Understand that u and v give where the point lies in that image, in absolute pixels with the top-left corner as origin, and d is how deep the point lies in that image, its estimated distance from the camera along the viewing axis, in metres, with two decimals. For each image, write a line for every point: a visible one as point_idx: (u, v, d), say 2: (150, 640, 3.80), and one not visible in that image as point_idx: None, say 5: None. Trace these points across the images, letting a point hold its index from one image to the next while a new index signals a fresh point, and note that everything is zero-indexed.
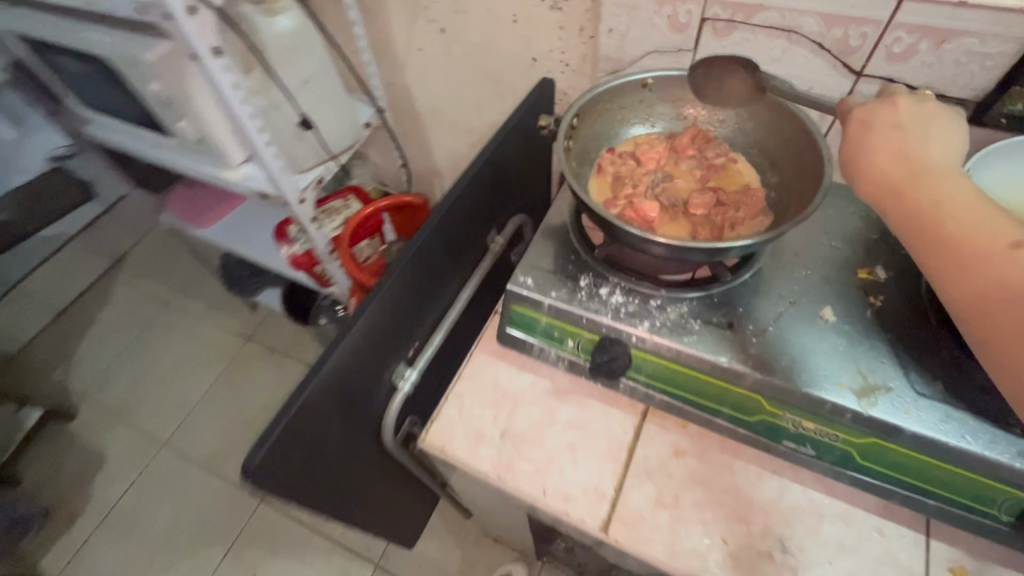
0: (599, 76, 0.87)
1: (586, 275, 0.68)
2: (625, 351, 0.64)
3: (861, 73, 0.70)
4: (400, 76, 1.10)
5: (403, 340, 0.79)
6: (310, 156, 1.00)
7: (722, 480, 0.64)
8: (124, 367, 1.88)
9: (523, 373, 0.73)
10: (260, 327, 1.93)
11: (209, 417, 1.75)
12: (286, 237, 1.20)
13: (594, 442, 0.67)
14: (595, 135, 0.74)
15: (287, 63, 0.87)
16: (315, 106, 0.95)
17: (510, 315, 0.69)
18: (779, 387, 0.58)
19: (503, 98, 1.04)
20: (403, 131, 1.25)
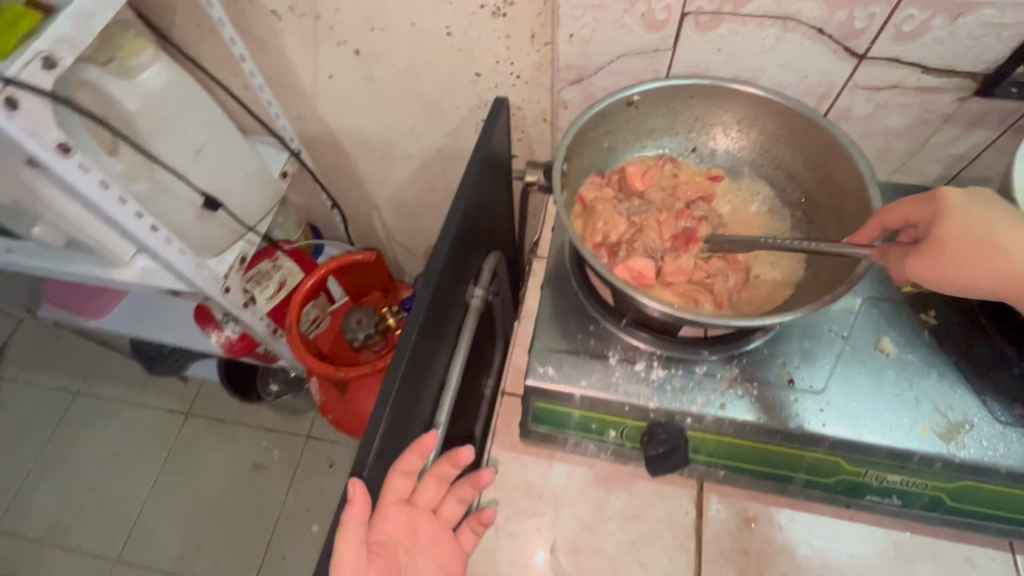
0: (561, 87, 0.74)
1: (614, 349, 0.58)
2: (684, 437, 0.54)
3: (865, 57, 0.62)
4: (311, 108, 0.91)
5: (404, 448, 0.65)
6: (223, 235, 0.80)
7: (801, 543, 0.58)
8: (41, 483, 1.58)
9: (556, 465, 0.63)
10: (198, 399, 1.68)
11: (162, 517, 1.52)
12: (212, 321, 0.99)
13: (656, 532, 0.59)
14: (584, 173, 0.63)
15: (168, 134, 0.67)
16: (217, 177, 0.74)
17: (534, 412, 0.59)
18: (859, 446, 0.52)
19: (443, 120, 0.88)
20: (325, 167, 1.05)
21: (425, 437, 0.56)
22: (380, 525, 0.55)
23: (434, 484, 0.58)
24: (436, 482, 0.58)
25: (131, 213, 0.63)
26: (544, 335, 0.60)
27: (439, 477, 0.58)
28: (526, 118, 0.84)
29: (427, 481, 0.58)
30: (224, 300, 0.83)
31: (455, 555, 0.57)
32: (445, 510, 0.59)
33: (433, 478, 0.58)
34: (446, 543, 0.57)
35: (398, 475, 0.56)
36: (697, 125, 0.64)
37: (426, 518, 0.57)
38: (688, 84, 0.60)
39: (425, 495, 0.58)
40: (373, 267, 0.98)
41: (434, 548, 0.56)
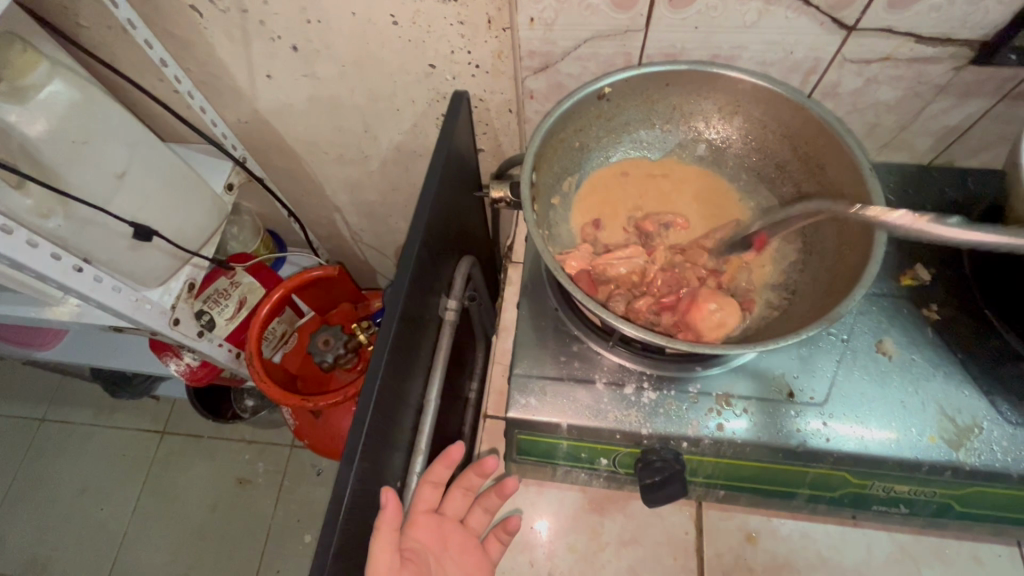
0: (525, 76, 0.67)
1: (601, 373, 0.54)
2: (681, 463, 0.51)
3: (854, 29, 0.56)
4: (253, 110, 0.82)
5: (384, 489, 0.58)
6: (166, 264, 0.73)
7: (806, 554, 0.55)
8: (14, 517, 1.51)
9: (546, 493, 0.59)
10: (172, 417, 1.61)
11: (148, 541, 1.47)
12: (169, 349, 0.91)
13: (655, 556, 0.56)
14: (554, 178, 0.56)
15: (83, 161, 0.59)
16: (147, 204, 0.66)
17: (519, 444, 0.54)
18: (867, 459, 0.48)
19: (400, 116, 0.80)
20: (277, 172, 0.97)
21: (450, 449, 0.56)
22: (412, 532, 0.55)
23: (461, 494, 0.57)
24: (463, 492, 0.57)
25: (46, 256, 0.57)
26: (524, 359, 0.55)
27: (466, 486, 0.57)
28: (489, 111, 0.77)
29: (454, 491, 0.57)
30: (175, 333, 0.76)
31: (484, 563, 0.55)
32: (472, 520, 0.57)
33: (459, 488, 0.57)
34: (473, 554, 0.55)
35: (426, 485, 0.55)
36: (675, 114, 0.58)
37: (454, 529, 0.56)
38: (664, 71, 0.54)
39: (452, 505, 0.58)
40: (339, 280, 0.92)
41: (463, 556, 0.54)
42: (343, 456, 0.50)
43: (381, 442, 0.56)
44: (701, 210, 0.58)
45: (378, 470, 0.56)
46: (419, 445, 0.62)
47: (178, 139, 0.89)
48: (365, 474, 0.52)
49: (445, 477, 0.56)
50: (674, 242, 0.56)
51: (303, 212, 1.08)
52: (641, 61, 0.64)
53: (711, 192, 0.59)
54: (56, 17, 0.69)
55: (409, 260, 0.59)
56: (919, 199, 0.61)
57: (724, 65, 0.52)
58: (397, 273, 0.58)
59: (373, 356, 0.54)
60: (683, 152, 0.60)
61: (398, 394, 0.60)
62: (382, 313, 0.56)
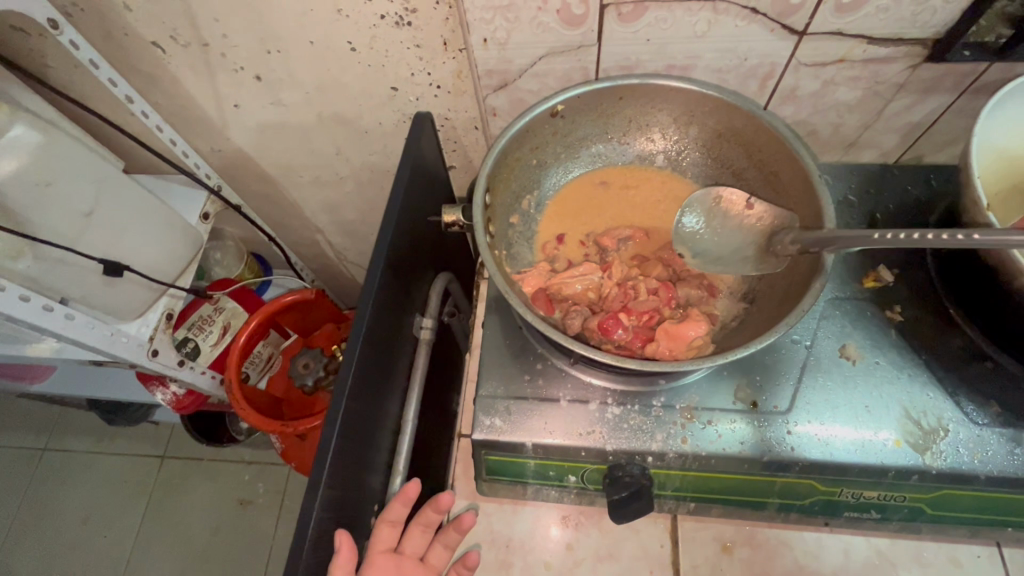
0: (485, 94, 0.68)
1: (565, 389, 0.54)
2: (647, 478, 0.50)
3: (805, 33, 0.56)
4: (224, 139, 0.83)
5: (360, 513, 0.59)
6: (141, 298, 0.73)
7: (783, 563, 0.55)
8: (18, 549, 1.52)
9: (522, 512, 0.59)
10: (171, 441, 1.62)
11: (151, 567, 1.47)
12: (155, 379, 0.92)
13: (631, 570, 0.56)
14: (512, 196, 0.57)
15: (49, 203, 0.60)
16: (118, 240, 0.67)
17: (487, 465, 0.54)
18: (833, 466, 0.48)
19: (370, 138, 0.81)
20: (255, 198, 0.98)
21: (407, 486, 0.56)
22: (369, 573, 0.54)
23: (419, 532, 0.58)
24: (422, 529, 0.58)
25: (14, 299, 0.57)
26: (489, 379, 0.55)
27: (423, 523, 0.58)
28: (456, 129, 0.77)
29: (413, 529, 0.58)
30: (153, 364, 0.77)
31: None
32: (433, 557, 0.57)
33: (418, 525, 0.58)
34: None
35: (383, 524, 0.56)
36: (632, 127, 0.59)
37: (414, 567, 0.56)
38: (614, 87, 0.54)
39: (411, 543, 0.58)
40: (317, 304, 0.92)
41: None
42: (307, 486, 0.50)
43: (354, 468, 0.56)
44: (661, 221, 0.58)
45: (350, 495, 0.56)
46: (395, 469, 0.62)
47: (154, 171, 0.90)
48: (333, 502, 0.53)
49: (402, 514, 0.57)
50: (632, 255, 0.56)
51: (286, 234, 1.09)
52: (598, 74, 0.64)
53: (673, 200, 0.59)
54: (23, 60, 0.70)
55: (374, 284, 0.59)
56: (882, 198, 0.61)
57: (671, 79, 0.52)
58: (361, 297, 0.58)
59: (337, 382, 0.54)
60: (642, 162, 0.60)
61: (371, 417, 0.60)
62: (348, 338, 0.57)
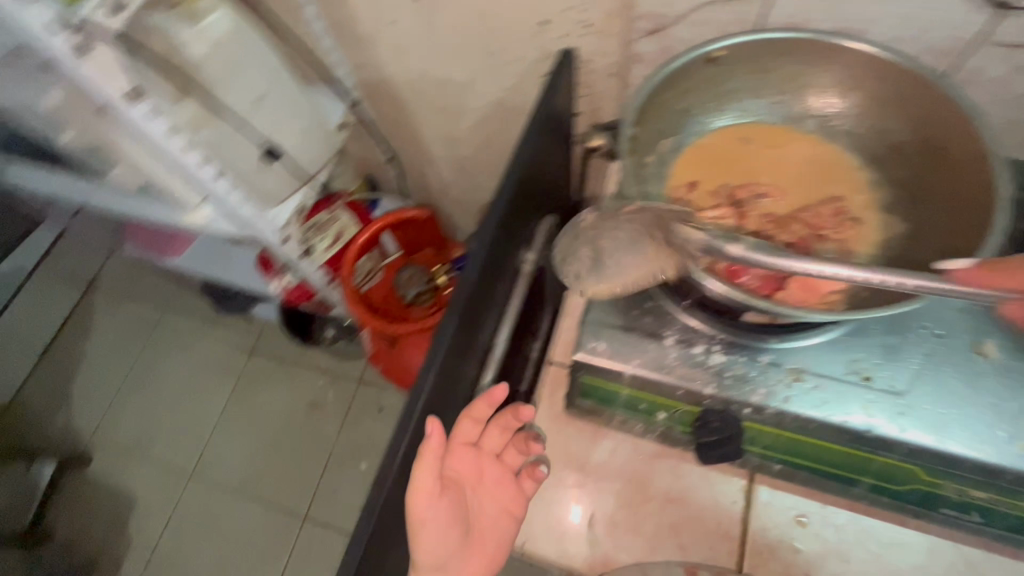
0: (635, 38, 0.68)
1: (671, 330, 0.55)
2: (740, 427, 0.51)
3: (1009, 8, 0.52)
4: (372, 56, 0.89)
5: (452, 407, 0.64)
6: (284, 185, 0.80)
7: (859, 547, 0.54)
8: (127, 402, 1.76)
9: (601, 441, 0.61)
10: (261, 337, 1.79)
11: (231, 442, 1.66)
12: (273, 268, 1.02)
13: (700, 518, 0.58)
14: (654, 136, 0.57)
15: (232, 82, 0.68)
16: (276, 129, 0.75)
17: (581, 387, 0.57)
18: (943, 456, 0.47)
19: (506, 72, 0.83)
20: (383, 119, 1.04)
21: (494, 389, 0.59)
22: (450, 461, 0.58)
23: (498, 432, 0.60)
24: (501, 430, 0.60)
25: (195, 161, 0.65)
26: (597, 308, 0.57)
27: (504, 425, 0.60)
28: (593, 73, 0.78)
29: (493, 429, 0.60)
30: (283, 249, 0.86)
31: (517, 498, 0.58)
32: (508, 456, 0.60)
33: (497, 425, 0.60)
34: (506, 488, 0.58)
35: (466, 418, 0.58)
36: (788, 85, 0.57)
37: (491, 464, 0.59)
38: (783, 39, 0.53)
39: (490, 441, 0.60)
40: (426, 225, 0.99)
41: (496, 490, 0.58)
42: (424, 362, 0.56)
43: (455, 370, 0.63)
44: (800, 183, 0.56)
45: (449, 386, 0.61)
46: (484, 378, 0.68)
47: None
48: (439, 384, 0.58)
49: (485, 413, 0.59)
50: (768, 211, 0.55)
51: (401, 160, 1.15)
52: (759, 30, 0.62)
53: (815, 167, 0.56)
54: None
55: (498, 207, 0.66)
56: None
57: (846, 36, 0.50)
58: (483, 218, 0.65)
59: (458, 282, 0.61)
60: (789, 125, 0.58)
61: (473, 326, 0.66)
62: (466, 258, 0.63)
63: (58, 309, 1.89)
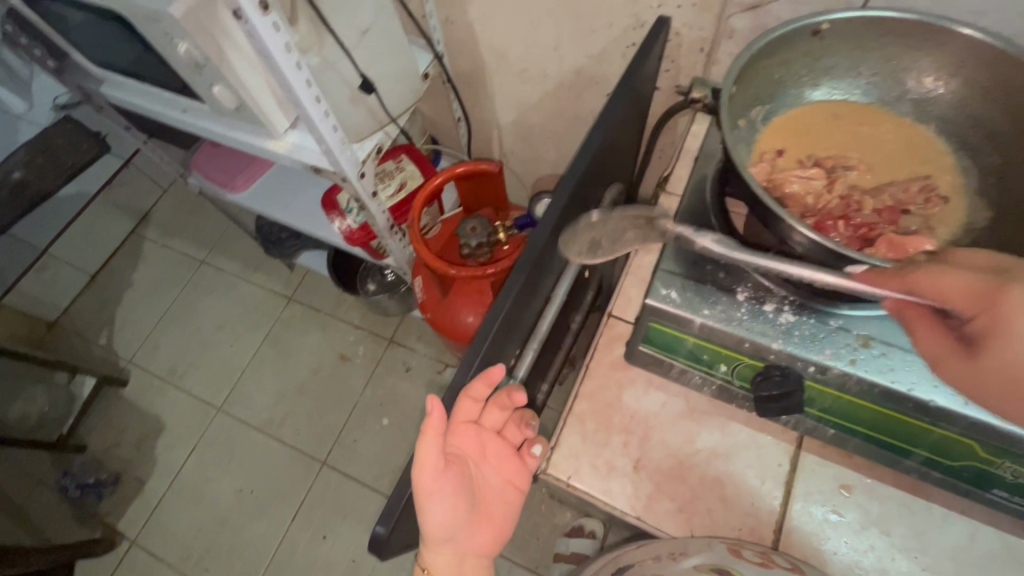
0: (731, 12, 0.70)
1: (744, 287, 0.56)
2: (802, 385, 0.53)
3: None
4: (463, 12, 0.92)
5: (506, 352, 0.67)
6: (367, 121, 0.85)
7: (900, 522, 0.56)
8: (168, 332, 1.83)
9: (653, 392, 0.64)
10: (301, 287, 1.84)
11: (261, 383, 1.72)
12: (338, 208, 1.06)
13: (744, 475, 0.59)
14: (747, 101, 0.59)
15: (344, 10, 0.70)
16: (373, 63, 0.78)
17: (646, 332, 0.59)
18: (1005, 434, 0.47)
19: (592, 39, 0.86)
20: (460, 78, 1.07)
21: (492, 369, 0.55)
22: (453, 438, 0.58)
23: (498, 411, 0.59)
24: (500, 409, 0.59)
25: (303, 79, 0.68)
26: (670, 260, 0.59)
27: (501, 404, 0.59)
28: (680, 47, 0.79)
29: (492, 407, 0.59)
30: (358, 185, 0.88)
31: (521, 471, 0.62)
32: (508, 432, 0.61)
33: (496, 405, 0.59)
34: (508, 462, 0.60)
35: (466, 399, 0.57)
36: (886, 66, 0.58)
37: (491, 440, 0.59)
38: (892, 18, 0.54)
39: (491, 418, 0.60)
40: (487, 184, 0.98)
41: (501, 464, 0.60)
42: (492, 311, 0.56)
43: (507, 333, 0.61)
44: (888, 163, 0.57)
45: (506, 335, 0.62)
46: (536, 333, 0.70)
47: None
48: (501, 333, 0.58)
49: (486, 394, 0.57)
50: (854, 182, 0.56)
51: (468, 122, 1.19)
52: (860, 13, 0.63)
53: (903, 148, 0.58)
54: None
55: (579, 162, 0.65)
56: None
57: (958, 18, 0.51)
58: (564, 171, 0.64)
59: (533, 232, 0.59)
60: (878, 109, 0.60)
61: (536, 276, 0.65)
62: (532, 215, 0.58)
63: (114, 237, 1.98)
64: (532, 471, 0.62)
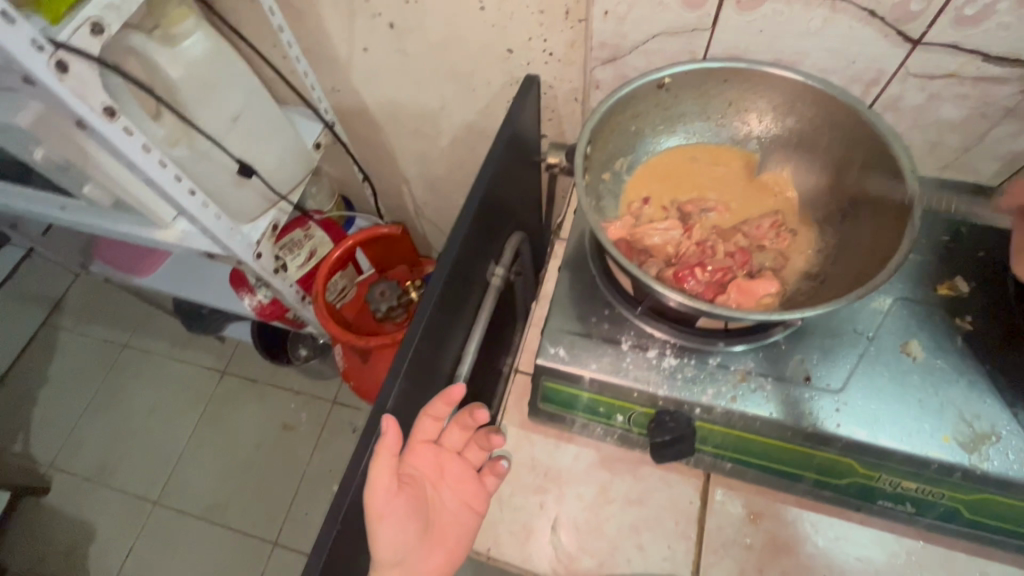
0: (593, 66, 0.72)
1: (627, 335, 0.58)
2: (692, 427, 0.54)
3: (920, 42, 0.58)
4: (347, 80, 0.92)
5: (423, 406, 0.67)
6: (257, 202, 0.83)
7: (807, 542, 0.57)
8: (91, 427, 1.70)
9: (564, 445, 0.64)
10: (233, 358, 1.76)
11: (199, 467, 1.62)
12: (246, 285, 1.03)
13: (659, 518, 0.60)
14: (608, 156, 0.62)
15: (209, 101, 0.70)
16: (251, 147, 0.77)
17: (543, 392, 0.59)
18: (875, 450, 0.50)
19: (475, 96, 0.88)
20: (358, 140, 1.07)
21: (452, 388, 0.58)
22: (411, 459, 0.59)
23: (459, 430, 0.61)
24: (461, 428, 0.61)
25: (170, 176, 0.67)
26: (557, 316, 0.60)
27: (463, 424, 0.61)
28: (557, 98, 0.82)
29: (453, 427, 0.61)
30: (256, 266, 0.86)
31: (478, 493, 0.60)
32: (469, 453, 0.62)
33: (457, 425, 0.61)
34: (469, 484, 0.60)
35: (427, 416, 0.59)
36: (730, 110, 0.62)
37: (452, 460, 0.60)
38: (723, 68, 0.58)
39: (451, 438, 0.61)
40: (399, 240, 1.00)
41: (459, 485, 0.59)
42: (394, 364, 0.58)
43: (419, 379, 0.64)
44: (743, 201, 0.61)
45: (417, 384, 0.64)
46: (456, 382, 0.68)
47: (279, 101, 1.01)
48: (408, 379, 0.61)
49: (446, 412, 0.59)
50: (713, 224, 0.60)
51: (376, 180, 1.18)
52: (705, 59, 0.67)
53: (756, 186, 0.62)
54: None
55: (471, 211, 0.69)
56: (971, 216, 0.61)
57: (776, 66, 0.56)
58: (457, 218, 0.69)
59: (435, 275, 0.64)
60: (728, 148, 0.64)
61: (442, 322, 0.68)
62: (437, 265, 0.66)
63: (21, 332, 1.84)
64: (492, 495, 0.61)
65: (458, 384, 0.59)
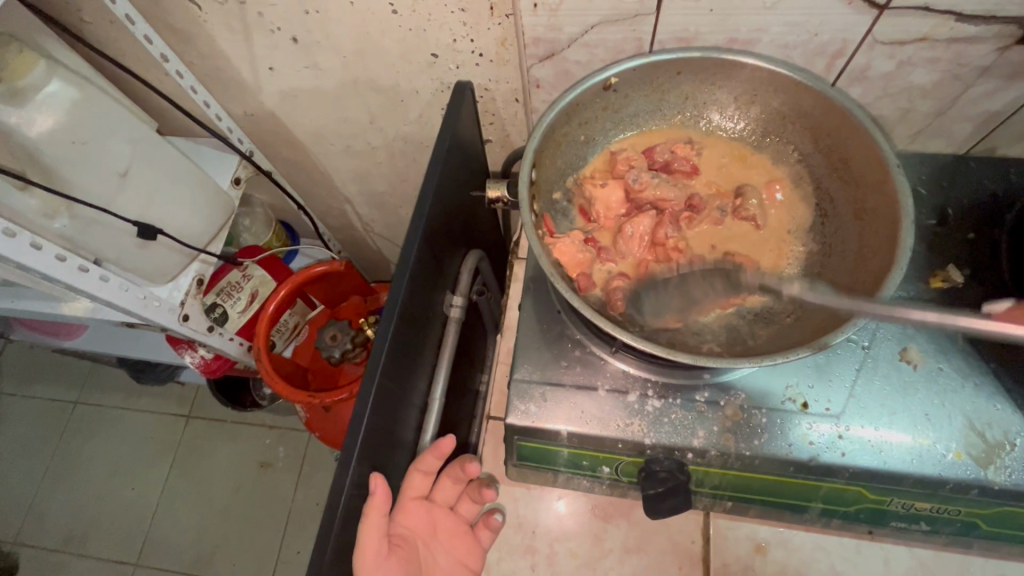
0: (530, 64, 0.63)
1: (604, 380, 0.52)
2: (685, 474, 0.49)
3: (888, 7, 0.51)
4: (257, 102, 0.81)
5: (392, 467, 0.59)
6: (172, 261, 0.73)
7: (820, 567, 0.53)
8: (53, 494, 1.59)
9: (548, 496, 0.58)
10: (196, 401, 1.65)
11: (175, 521, 1.52)
12: (184, 342, 0.93)
13: (660, 565, 0.55)
14: (558, 173, 0.56)
15: (86, 162, 0.60)
16: (149, 204, 0.67)
17: (519, 451, 0.54)
18: (886, 475, 0.45)
19: (405, 107, 0.78)
20: (285, 164, 0.96)
21: (441, 441, 0.54)
22: (400, 518, 0.54)
23: (451, 483, 0.56)
24: (453, 481, 0.56)
25: (51, 258, 0.57)
26: (524, 363, 0.53)
27: (454, 476, 0.56)
28: (495, 100, 0.73)
29: (444, 480, 0.56)
30: (185, 329, 0.76)
31: (473, 550, 0.54)
32: (463, 507, 0.56)
33: (449, 477, 0.56)
34: (462, 541, 0.54)
35: (417, 472, 0.55)
36: (687, 104, 0.56)
37: (445, 516, 0.55)
38: (674, 60, 0.51)
39: (443, 492, 0.56)
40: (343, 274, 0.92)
41: (452, 542, 0.54)
42: (347, 437, 0.50)
43: (384, 441, 0.56)
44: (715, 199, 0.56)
45: (380, 451, 0.55)
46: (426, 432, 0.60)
47: (188, 133, 0.89)
48: (368, 452, 0.52)
49: (436, 466, 0.55)
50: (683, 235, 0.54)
51: (313, 202, 1.08)
52: (653, 46, 0.59)
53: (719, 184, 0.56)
54: (59, 13, 0.68)
55: (415, 238, 0.58)
56: (954, 191, 0.56)
57: (725, 59, 0.51)
58: (402, 248, 0.58)
59: (383, 319, 0.54)
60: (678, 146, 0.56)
61: (401, 370, 0.59)
62: (382, 314, 0.55)
63: None
64: (489, 549, 0.56)
65: (449, 436, 0.54)
